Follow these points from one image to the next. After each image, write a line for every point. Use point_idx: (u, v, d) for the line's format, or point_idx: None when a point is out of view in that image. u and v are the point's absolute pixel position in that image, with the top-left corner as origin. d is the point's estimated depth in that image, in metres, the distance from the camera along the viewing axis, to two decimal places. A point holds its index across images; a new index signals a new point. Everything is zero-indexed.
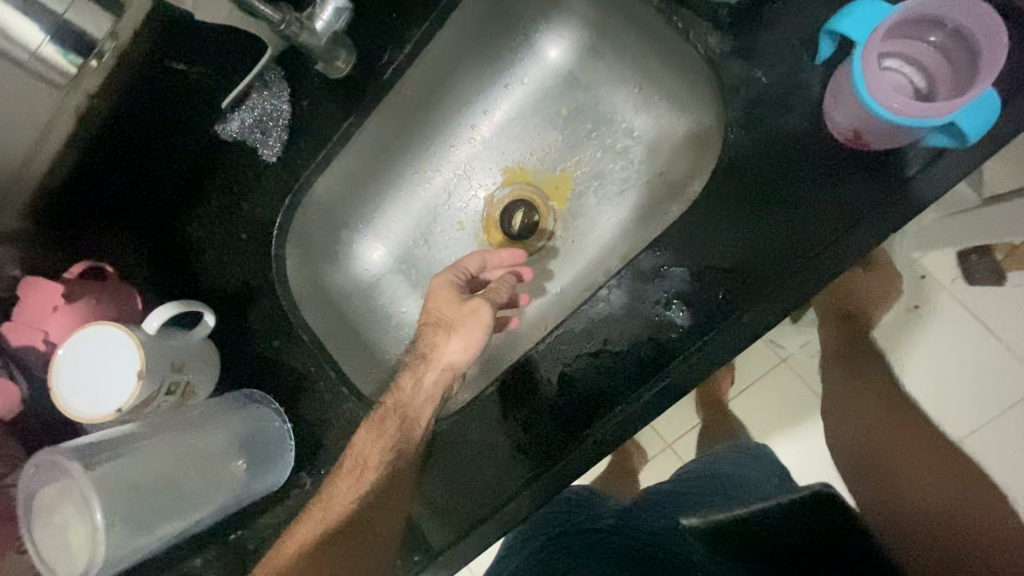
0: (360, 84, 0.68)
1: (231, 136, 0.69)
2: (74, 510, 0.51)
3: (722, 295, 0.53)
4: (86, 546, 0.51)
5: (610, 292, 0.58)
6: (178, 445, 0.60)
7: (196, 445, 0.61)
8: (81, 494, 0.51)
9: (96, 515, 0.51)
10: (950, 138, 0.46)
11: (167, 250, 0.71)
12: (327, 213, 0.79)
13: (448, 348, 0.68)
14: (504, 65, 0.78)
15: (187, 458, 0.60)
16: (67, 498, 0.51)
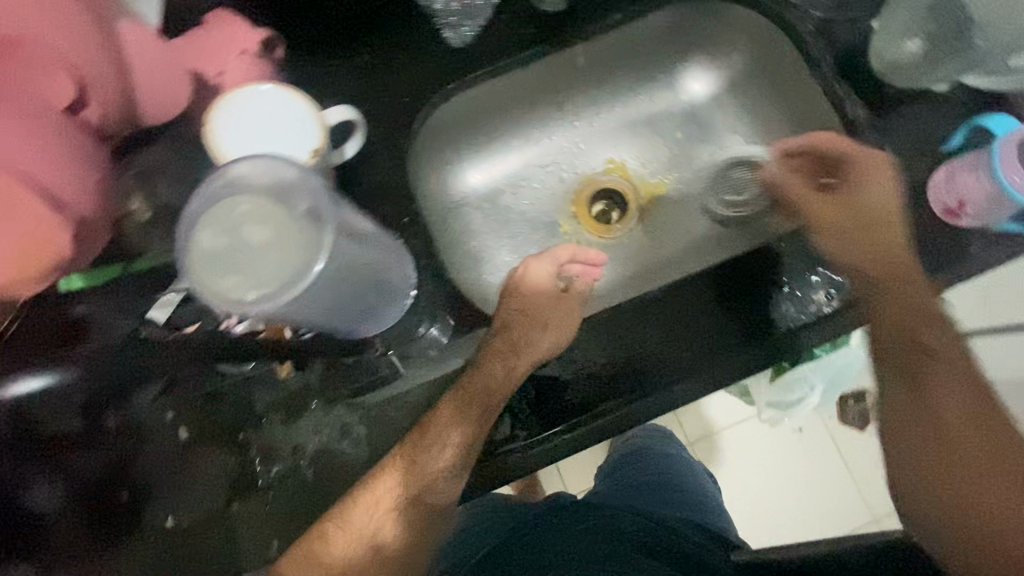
0: (556, 23, 0.73)
1: (429, 7, 0.71)
2: (295, 241, 0.39)
3: (827, 294, 0.65)
4: (279, 285, 0.38)
5: (751, 260, 0.66)
6: (360, 242, 0.51)
7: (367, 254, 0.53)
8: (315, 232, 0.39)
9: (315, 266, 0.38)
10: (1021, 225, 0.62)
11: (316, 69, 0.70)
12: (454, 123, 0.79)
13: (535, 338, 0.66)
14: (649, 73, 0.85)
15: (359, 247, 0.51)
16: (291, 226, 0.39)
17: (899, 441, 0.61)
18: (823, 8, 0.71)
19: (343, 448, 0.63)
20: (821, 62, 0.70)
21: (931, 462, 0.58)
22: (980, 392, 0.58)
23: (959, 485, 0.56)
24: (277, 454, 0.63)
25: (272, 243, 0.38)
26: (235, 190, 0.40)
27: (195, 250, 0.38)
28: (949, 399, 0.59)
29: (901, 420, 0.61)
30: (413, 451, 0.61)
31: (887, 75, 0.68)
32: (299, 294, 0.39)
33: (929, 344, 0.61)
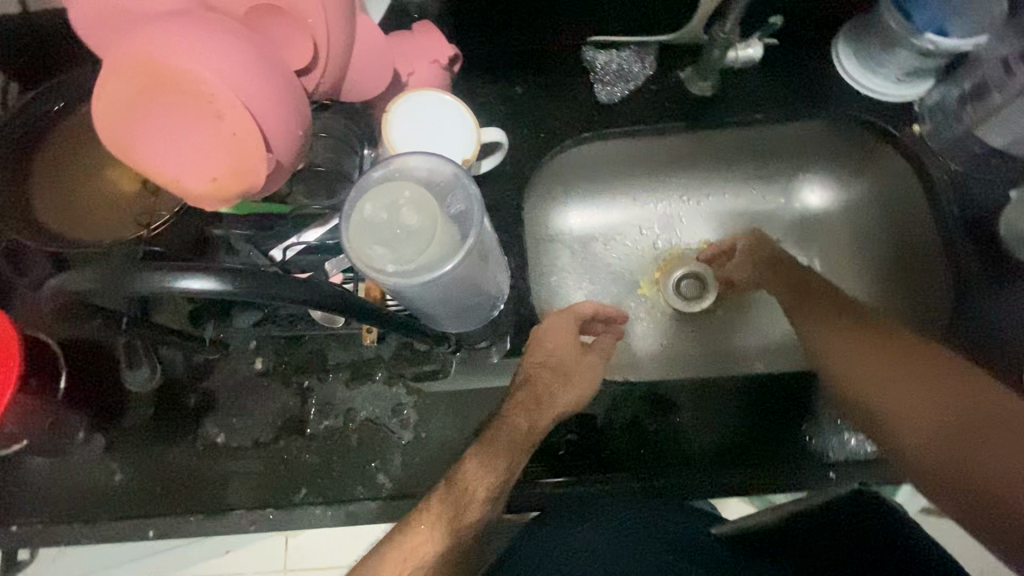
0: (700, 107, 0.78)
1: (590, 63, 0.78)
2: (438, 241, 0.44)
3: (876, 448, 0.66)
4: (408, 269, 0.43)
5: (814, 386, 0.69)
6: (480, 258, 0.56)
7: (480, 270, 0.58)
8: (457, 244, 0.45)
9: (442, 269, 0.44)
10: None
11: (475, 90, 0.77)
12: (574, 168, 0.84)
13: (562, 394, 0.67)
14: (764, 174, 0.88)
15: (479, 260, 0.56)
16: (440, 228, 0.44)
17: (861, 385, 0.68)
18: (964, 165, 0.71)
19: (391, 426, 0.66)
20: (946, 212, 0.71)
21: (892, 392, 0.67)
22: (906, 362, 0.68)
23: (909, 436, 0.64)
24: (333, 410, 0.67)
25: (424, 233, 0.44)
26: (404, 178, 0.46)
27: (360, 209, 0.44)
28: (860, 353, 0.71)
29: (858, 374, 0.69)
30: (444, 501, 0.59)
31: (1016, 243, 0.68)
32: (418, 283, 0.44)
33: (838, 320, 0.74)
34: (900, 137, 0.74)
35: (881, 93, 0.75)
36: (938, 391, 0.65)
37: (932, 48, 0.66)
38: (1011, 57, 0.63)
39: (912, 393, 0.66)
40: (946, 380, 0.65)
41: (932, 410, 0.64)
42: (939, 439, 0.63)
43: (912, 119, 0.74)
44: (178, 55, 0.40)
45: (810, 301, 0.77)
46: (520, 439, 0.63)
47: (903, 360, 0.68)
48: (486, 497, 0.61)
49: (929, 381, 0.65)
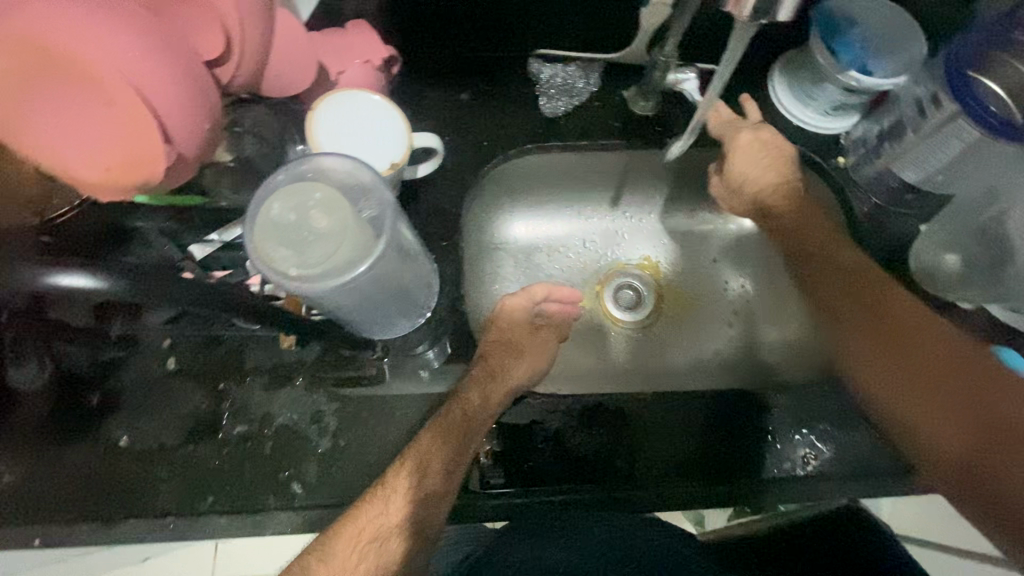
0: (641, 126, 0.79)
1: (534, 76, 0.78)
2: (350, 243, 0.43)
3: (823, 473, 0.66)
4: (317, 272, 0.42)
5: (756, 407, 0.69)
6: (401, 261, 0.55)
7: (403, 273, 0.57)
8: (369, 244, 0.43)
9: (355, 271, 0.42)
10: None
11: (417, 95, 0.76)
12: (517, 178, 0.83)
13: (500, 385, 0.70)
14: (702, 197, 0.90)
15: (400, 265, 0.55)
16: (351, 230, 0.43)
17: (878, 384, 0.67)
18: (881, 198, 0.75)
19: (308, 434, 0.64)
20: (866, 242, 0.74)
21: (907, 393, 0.65)
22: (919, 349, 0.65)
23: (929, 438, 0.63)
24: (249, 415, 0.65)
25: (333, 236, 0.42)
26: (318, 180, 0.45)
27: (264, 210, 0.43)
28: (868, 336, 0.69)
29: (874, 375, 0.67)
30: (405, 477, 0.60)
31: (922, 279, 0.71)
32: (329, 287, 0.43)
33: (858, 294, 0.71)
34: (829, 168, 0.77)
35: (811, 126, 0.78)
36: (960, 401, 0.62)
37: (856, 84, 0.69)
38: (924, 99, 0.66)
39: (923, 400, 0.64)
40: (984, 390, 0.61)
41: (952, 414, 0.62)
42: (961, 447, 0.61)
43: (838, 151, 0.78)
44: (58, 34, 0.38)
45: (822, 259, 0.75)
46: (471, 432, 0.65)
47: (915, 360, 0.65)
48: (449, 473, 0.62)
49: (948, 386, 0.63)
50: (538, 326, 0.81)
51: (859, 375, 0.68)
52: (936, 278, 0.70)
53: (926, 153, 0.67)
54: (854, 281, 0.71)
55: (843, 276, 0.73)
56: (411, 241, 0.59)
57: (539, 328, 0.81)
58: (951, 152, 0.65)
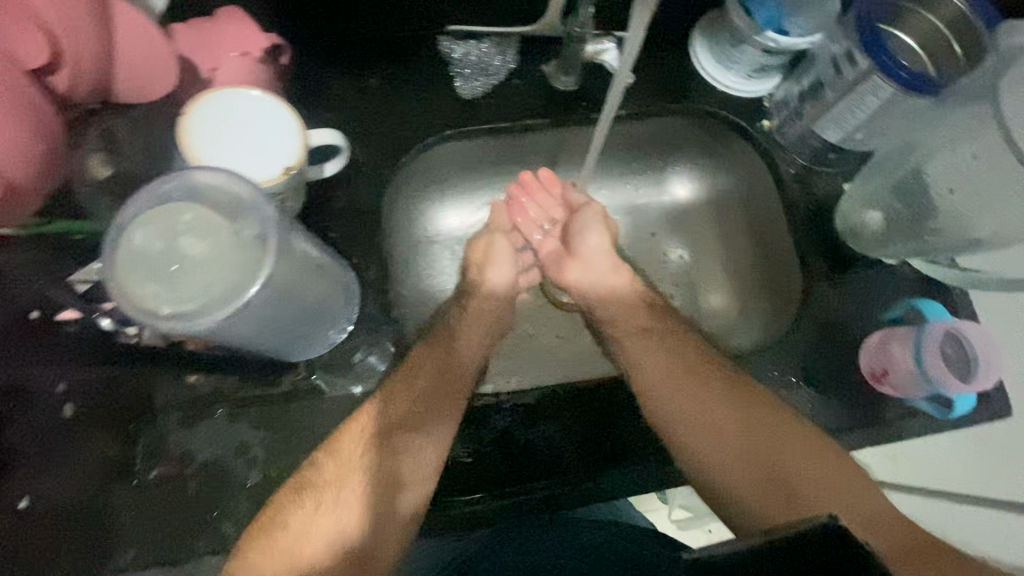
0: (564, 102, 0.76)
1: (446, 55, 0.73)
2: (226, 269, 0.37)
3: None
4: (191, 310, 0.36)
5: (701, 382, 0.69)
6: (307, 275, 0.49)
7: (315, 288, 0.51)
8: (248, 267, 0.37)
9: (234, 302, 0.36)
10: (937, 407, 0.65)
11: (319, 84, 0.70)
12: (441, 165, 0.78)
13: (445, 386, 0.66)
14: (636, 169, 0.88)
15: (306, 281, 0.49)
16: (227, 254, 0.37)
17: (730, 476, 0.61)
18: (807, 158, 0.74)
19: (234, 467, 0.59)
20: (794, 206, 0.74)
21: (759, 488, 0.59)
22: (759, 436, 0.62)
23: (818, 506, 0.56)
24: (165, 455, 0.58)
25: (205, 265, 0.37)
26: (189, 198, 0.38)
27: (123, 245, 0.37)
28: (711, 420, 0.64)
29: (725, 469, 0.61)
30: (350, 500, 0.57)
31: (848, 238, 0.70)
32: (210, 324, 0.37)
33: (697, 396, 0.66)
34: (753, 132, 0.77)
35: (735, 89, 0.77)
36: (815, 486, 0.58)
37: (773, 45, 0.69)
38: (839, 56, 0.64)
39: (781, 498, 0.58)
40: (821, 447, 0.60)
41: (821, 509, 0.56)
42: (864, 527, 0.54)
43: (763, 114, 0.77)
44: None
45: (660, 337, 0.72)
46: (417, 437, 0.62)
47: (756, 450, 0.62)
48: (409, 477, 0.60)
49: (795, 481, 0.59)
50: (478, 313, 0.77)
51: (704, 450, 0.63)
52: (860, 237, 0.70)
53: (845, 111, 0.66)
54: (674, 373, 0.68)
55: (662, 366, 0.69)
56: (319, 251, 0.53)
57: (471, 314, 0.75)
58: (867, 109, 0.64)
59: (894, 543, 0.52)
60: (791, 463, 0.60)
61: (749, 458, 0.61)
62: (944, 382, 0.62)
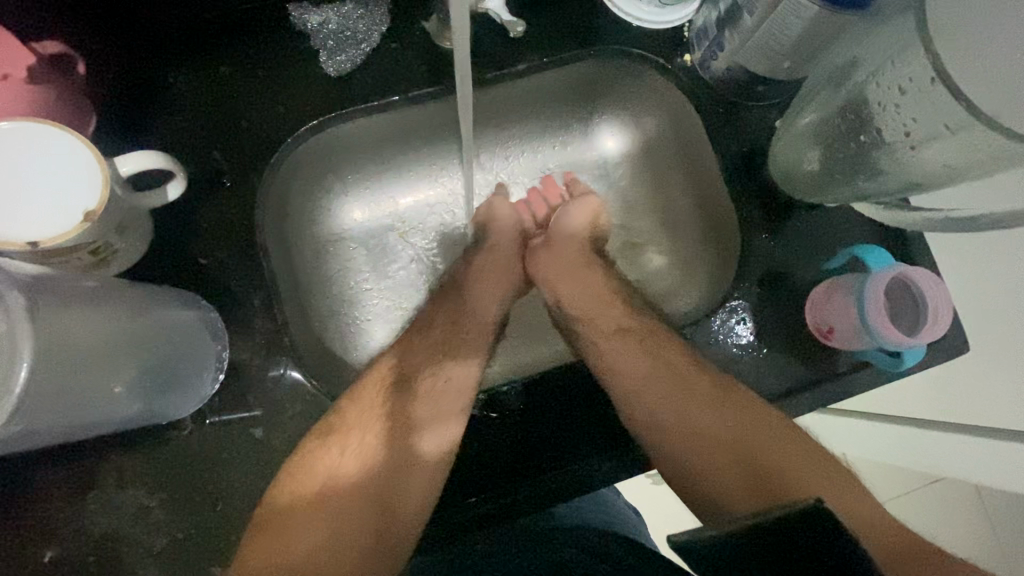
0: (456, 63, 0.65)
1: (304, 27, 0.62)
2: None
3: None
4: None
5: None
6: (142, 326, 0.41)
7: (165, 334, 0.44)
8: (11, 356, 0.30)
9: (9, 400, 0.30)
10: (886, 358, 0.59)
11: (154, 84, 0.59)
12: (327, 156, 0.68)
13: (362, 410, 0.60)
14: (556, 122, 0.78)
15: (146, 336, 0.42)
16: None
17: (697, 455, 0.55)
18: (734, 94, 0.66)
19: (136, 537, 0.54)
20: (723, 150, 0.66)
21: (732, 466, 0.53)
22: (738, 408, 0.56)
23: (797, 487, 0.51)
24: (54, 538, 0.53)
25: None
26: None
27: None
28: (676, 395, 0.58)
29: (700, 450, 0.55)
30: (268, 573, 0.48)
31: (782, 182, 0.64)
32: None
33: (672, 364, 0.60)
34: (673, 69, 0.68)
35: (648, 21, 0.67)
36: (790, 468, 0.52)
37: None
38: None
39: (751, 478, 0.52)
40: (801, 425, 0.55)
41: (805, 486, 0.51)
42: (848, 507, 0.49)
43: (682, 48, 0.68)
44: None
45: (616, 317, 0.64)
46: (386, 423, 0.57)
47: (722, 423, 0.56)
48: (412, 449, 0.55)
49: (766, 459, 0.53)
50: (467, 266, 0.70)
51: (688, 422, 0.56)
52: (796, 180, 0.62)
53: (766, 37, 0.57)
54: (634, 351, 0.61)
55: (623, 344, 0.62)
56: (154, 293, 0.45)
57: None
58: (791, 32, 0.55)
59: (877, 533, 0.47)
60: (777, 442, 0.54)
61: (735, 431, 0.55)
62: (882, 336, 0.56)
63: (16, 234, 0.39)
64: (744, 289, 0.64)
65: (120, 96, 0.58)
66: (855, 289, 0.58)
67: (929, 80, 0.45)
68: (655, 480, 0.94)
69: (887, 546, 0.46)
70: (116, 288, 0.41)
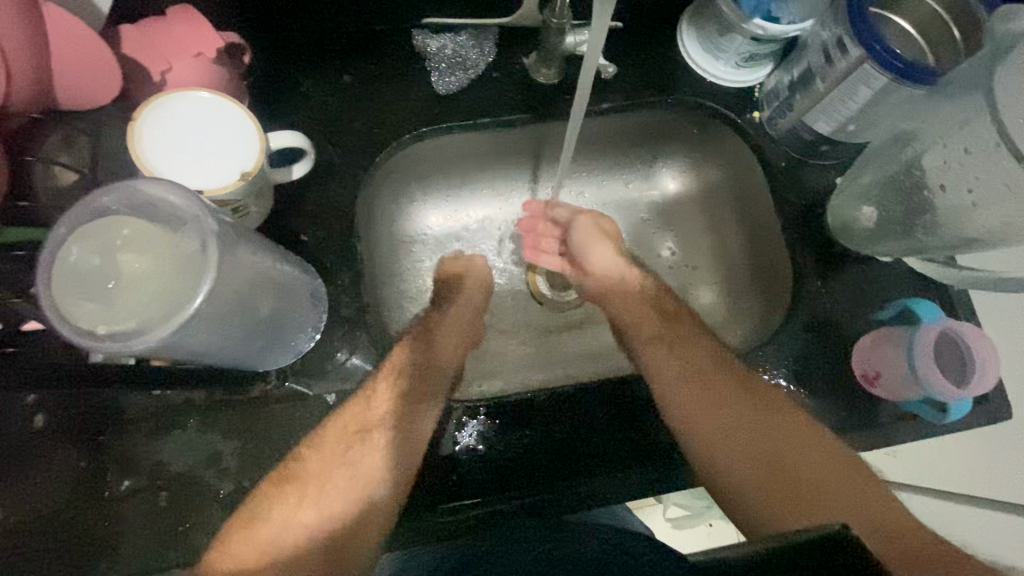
0: (550, 95, 0.73)
1: (421, 51, 0.70)
2: (172, 283, 0.36)
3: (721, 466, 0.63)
4: (135, 321, 0.35)
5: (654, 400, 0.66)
6: (267, 277, 0.47)
7: (281, 289, 0.50)
8: (194, 276, 0.36)
9: (186, 311, 0.35)
10: (932, 410, 0.62)
11: (285, 82, 0.67)
12: (420, 164, 0.75)
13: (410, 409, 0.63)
14: (623, 162, 0.84)
15: (268, 285, 0.47)
16: (175, 269, 0.36)
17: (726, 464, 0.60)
18: (796, 150, 0.72)
19: (208, 478, 0.58)
20: (784, 201, 0.71)
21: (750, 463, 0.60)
22: (778, 427, 0.60)
23: (820, 494, 0.56)
24: (135, 469, 0.58)
25: (149, 278, 0.35)
26: (123, 211, 0.37)
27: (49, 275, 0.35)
28: (723, 435, 0.61)
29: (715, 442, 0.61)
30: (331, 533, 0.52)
31: (840, 235, 0.68)
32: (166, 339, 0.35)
33: (715, 376, 0.65)
34: (742, 123, 0.74)
35: (724, 79, 0.74)
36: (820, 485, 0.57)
37: (762, 33, 0.66)
38: (830, 44, 0.61)
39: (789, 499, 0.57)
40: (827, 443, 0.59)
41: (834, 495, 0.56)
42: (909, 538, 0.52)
43: (752, 105, 0.74)
44: None
45: (671, 332, 0.70)
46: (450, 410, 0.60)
47: (766, 437, 0.60)
48: None
49: (793, 468, 0.58)
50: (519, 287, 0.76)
51: (717, 421, 0.62)
52: (851, 234, 0.67)
53: (835, 103, 0.63)
54: (691, 374, 0.65)
55: (675, 366, 0.66)
56: (278, 253, 0.51)
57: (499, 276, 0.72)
58: (859, 99, 0.62)
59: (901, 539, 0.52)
60: (809, 458, 0.58)
61: (760, 432, 0.60)
62: (934, 386, 0.59)
63: (185, 182, 0.46)
64: (793, 329, 0.67)
65: (256, 88, 0.67)
66: (908, 337, 0.62)
67: (995, 144, 0.51)
68: (676, 523, 0.94)
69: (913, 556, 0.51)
70: (255, 239, 0.47)
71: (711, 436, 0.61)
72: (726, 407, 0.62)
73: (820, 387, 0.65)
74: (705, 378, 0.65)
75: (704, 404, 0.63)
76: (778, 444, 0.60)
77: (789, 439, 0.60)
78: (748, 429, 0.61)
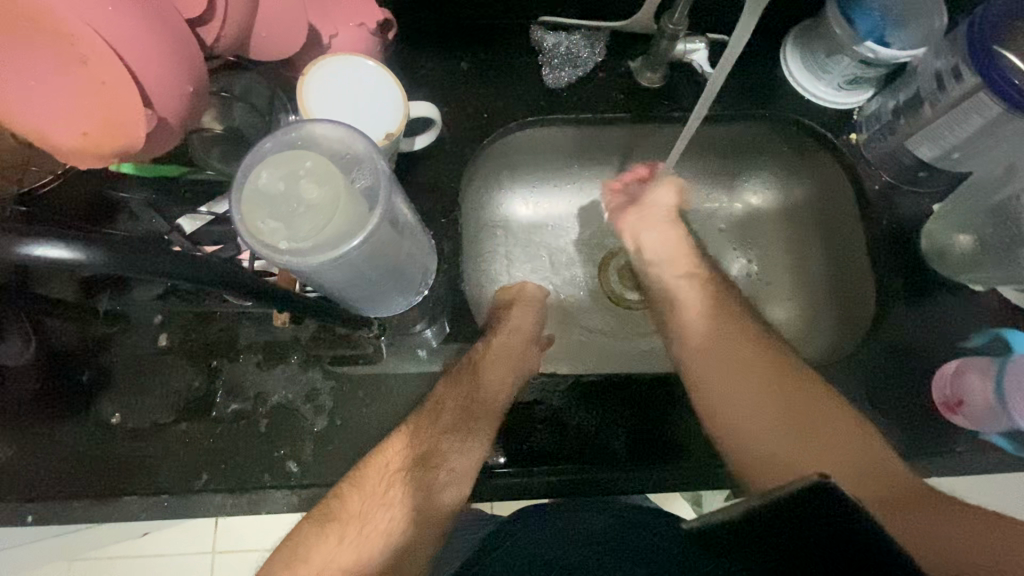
0: (651, 98, 0.76)
1: (536, 46, 0.75)
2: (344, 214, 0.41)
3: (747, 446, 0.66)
4: (311, 244, 0.40)
5: None
6: (397, 229, 0.52)
7: (402, 243, 0.55)
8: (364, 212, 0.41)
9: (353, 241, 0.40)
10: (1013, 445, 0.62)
11: (410, 63, 0.73)
12: (518, 153, 0.80)
13: (491, 377, 0.67)
14: (709, 172, 0.86)
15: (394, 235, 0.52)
16: (348, 204, 0.41)
17: (735, 419, 0.61)
18: (893, 175, 0.72)
19: (304, 412, 0.63)
20: (874, 224, 0.72)
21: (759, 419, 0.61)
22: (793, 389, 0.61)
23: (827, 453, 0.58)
24: (242, 393, 0.63)
25: (326, 208, 0.40)
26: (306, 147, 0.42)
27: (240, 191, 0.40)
28: (735, 390, 0.62)
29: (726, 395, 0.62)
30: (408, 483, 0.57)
31: (932, 259, 0.69)
32: (330, 263, 0.40)
33: (739, 335, 0.66)
34: (839, 144, 0.75)
35: (826, 100, 0.75)
36: (822, 439, 0.59)
37: (872, 57, 0.67)
38: (944, 72, 0.63)
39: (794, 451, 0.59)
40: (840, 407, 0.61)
41: (842, 455, 0.57)
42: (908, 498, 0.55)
43: (850, 127, 0.75)
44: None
45: (704, 292, 0.71)
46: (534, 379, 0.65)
47: (779, 396, 0.61)
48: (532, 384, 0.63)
49: (805, 429, 0.60)
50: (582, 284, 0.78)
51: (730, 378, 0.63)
52: (946, 260, 0.68)
53: (942, 129, 0.64)
54: (718, 334, 0.66)
55: (701, 326, 0.67)
56: (406, 212, 0.56)
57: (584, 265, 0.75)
58: (969, 127, 0.63)
59: (890, 494, 0.54)
60: (819, 420, 0.60)
61: (770, 392, 0.62)
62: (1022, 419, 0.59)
63: None
64: (874, 350, 0.68)
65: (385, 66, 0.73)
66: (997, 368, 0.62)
67: None
68: None
69: (905, 516, 0.53)
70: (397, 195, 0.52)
71: (723, 389, 0.63)
72: (740, 367, 0.64)
73: (898, 409, 0.65)
74: (727, 338, 0.66)
75: (720, 361, 0.64)
76: (790, 404, 0.61)
77: (802, 401, 0.61)
78: (757, 386, 0.62)
